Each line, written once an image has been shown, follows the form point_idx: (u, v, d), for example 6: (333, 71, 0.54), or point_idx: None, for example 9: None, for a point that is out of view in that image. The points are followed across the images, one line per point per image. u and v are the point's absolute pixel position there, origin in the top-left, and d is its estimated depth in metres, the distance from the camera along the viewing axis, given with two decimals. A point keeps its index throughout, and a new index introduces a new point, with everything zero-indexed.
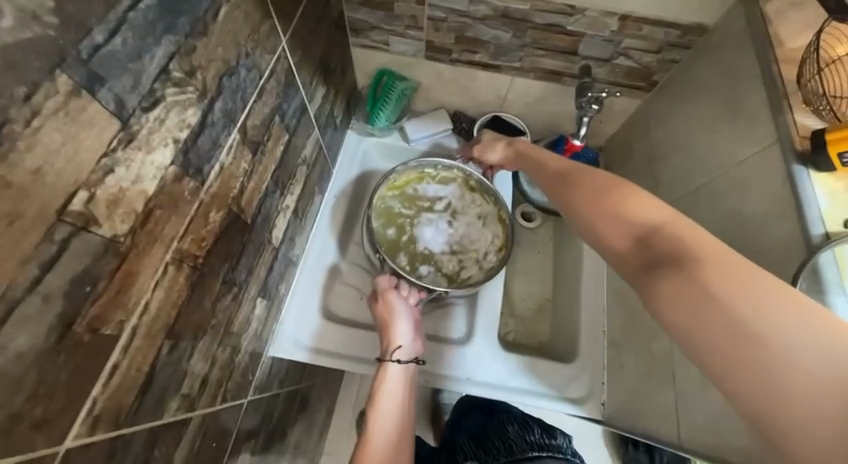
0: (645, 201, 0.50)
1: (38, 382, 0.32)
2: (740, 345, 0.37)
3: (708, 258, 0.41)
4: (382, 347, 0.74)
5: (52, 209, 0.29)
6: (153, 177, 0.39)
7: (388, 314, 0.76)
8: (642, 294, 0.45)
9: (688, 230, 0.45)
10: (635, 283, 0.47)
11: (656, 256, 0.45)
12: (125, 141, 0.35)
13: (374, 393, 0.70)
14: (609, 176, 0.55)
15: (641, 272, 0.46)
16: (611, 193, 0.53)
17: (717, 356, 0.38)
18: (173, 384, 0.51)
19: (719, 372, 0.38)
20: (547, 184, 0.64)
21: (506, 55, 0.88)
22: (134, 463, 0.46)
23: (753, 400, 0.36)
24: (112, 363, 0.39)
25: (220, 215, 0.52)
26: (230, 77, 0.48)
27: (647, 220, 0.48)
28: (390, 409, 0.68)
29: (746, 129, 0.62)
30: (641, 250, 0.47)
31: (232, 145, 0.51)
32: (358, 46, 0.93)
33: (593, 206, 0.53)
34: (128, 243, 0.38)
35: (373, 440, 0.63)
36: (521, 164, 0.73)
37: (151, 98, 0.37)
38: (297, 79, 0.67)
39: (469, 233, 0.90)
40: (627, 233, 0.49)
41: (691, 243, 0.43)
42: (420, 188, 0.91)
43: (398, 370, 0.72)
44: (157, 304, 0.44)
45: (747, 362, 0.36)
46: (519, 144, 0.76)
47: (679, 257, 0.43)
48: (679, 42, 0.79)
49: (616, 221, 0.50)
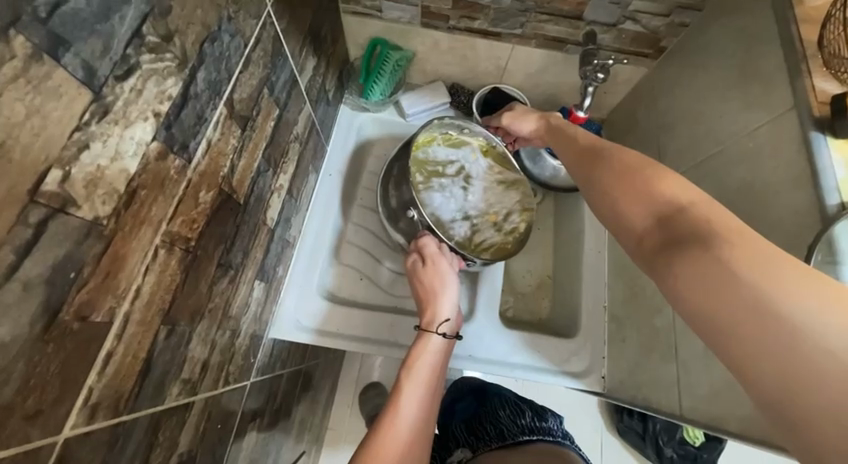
0: (670, 180, 0.49)
1: (28, 373, 0.30)
2: (758, 325, 0.36)
3: (736, 240, 0.40)
4: (427, 318, 0.71)
5: (22, 190, 0.27)
6: (133, 154, 0.36)
7: (437, 281, 0.73)
8: (661, 275, 0.44)
9: (711, 210, 0.44)
10: (654, 264, 0.46)
11: (677, 236, 0.44)
12: (99, 114, 0.32)
13: (410, 361, 0.68)
14: (632, 155, 0.54)
15: (660, 251, 0.45)
16: (634, 171, 0.52)
17: (732, 334, 0.37)
18: (173, 369, 0.50)
19: (736, 355, 0.37)
20: (568, 163, 0.63)
21: (506, 21, 0.83)
22: (139, 448, 0.46)
23: (765, 379, 0.35)
24: (107, 351, 0.38)
25: (210, 195, 0.49)
26: (212, 43, 0.44)
27: (669, 199, 0.47)
28: (423, 382, 0.65)
29: (760, 96, 0.59)
30: (663, 230, 0.46)
31: (219, 120, 0.48)
32: (349, 13, 0.87)
33: (615, 184, 0.52)
34: (113, 226, 0.35)
35: (403, 410, 0.61)
36: (551, 140, 0.70)
37: (125, 65, 0.33)
38: (285, 48, 0.63)
39: (484, 198, 0.88)
40: (650, 213, 0.48)
41: (715, 223, 0.43)
42: (432, 154, 0.88)
43: (439, 343, 0.70)
44: (149, 290, 0.42)
45: (762, 341, 0.36)
46: (553, 118, 0.72)
47: (701, 236, 0.42)
48: (690, 3, 0.74)
49: (638, 199, 0.49)
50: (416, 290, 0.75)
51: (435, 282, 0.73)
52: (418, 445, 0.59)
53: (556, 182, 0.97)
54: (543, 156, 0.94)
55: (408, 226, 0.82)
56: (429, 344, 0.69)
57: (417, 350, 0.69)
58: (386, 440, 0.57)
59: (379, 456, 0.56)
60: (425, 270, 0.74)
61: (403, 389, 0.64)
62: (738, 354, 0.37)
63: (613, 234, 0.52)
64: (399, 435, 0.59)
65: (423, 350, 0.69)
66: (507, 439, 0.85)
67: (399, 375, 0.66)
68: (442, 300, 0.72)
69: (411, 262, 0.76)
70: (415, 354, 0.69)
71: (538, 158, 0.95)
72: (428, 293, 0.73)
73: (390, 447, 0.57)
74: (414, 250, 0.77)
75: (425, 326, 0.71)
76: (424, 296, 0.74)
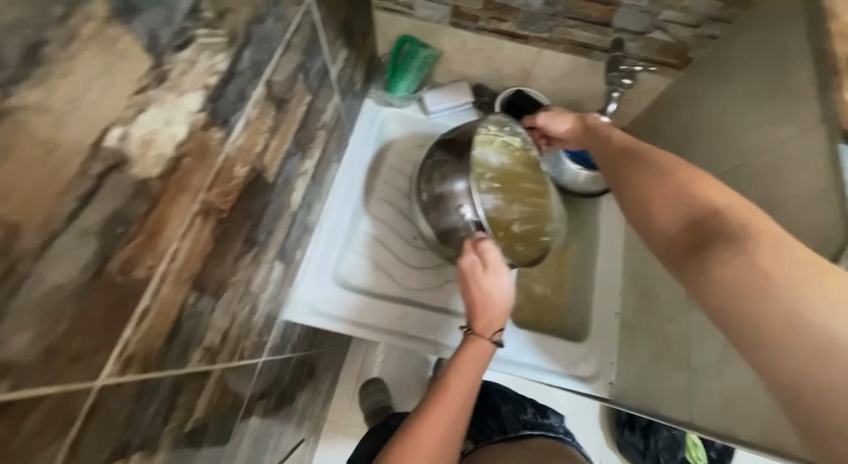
0: (704, 184, 0.50)
1: (74, 318, 0.32)
2: (796, 334, 0.38)
3: (769, 241, 0.42)
4: (479, 326, 0.67)
5: (87, 142, 0.29)
6: (183, 121, 0.38)
7: (498, 291, 0.67)
8: (691, 274, 0.46)
9: (747, 213, 0.46)
10: (684, 263, 0.47)
11: (709, 236, 0.46)
12: (157, 80, 0.34)
13: (457, 359, 0.65)
14: (666, 157, 0.56)
15: (690, 251, 0.47)
16: (669, 174, 0.53)
17: (767, 339, 0.39)
18: (196, 336, 0.52)
19: (762, 354, 0.40)
20: (603, 161, 0.63)
21: (535, 24, 0.85)
22: (160, 407, 0.48)
23: (790, 377, 0.38)
24: (142, 308, 0.40)
25: (244, 170, 0.52)
26: (259, 24, 0.46)
27: (703, 202, 0.49)
28: (473, 387, 0.63)
29: (788, 108, 0.60)
30: (695, 232, 0.48)
31: (258, 99, 0.50)
32: (381, 9, 0.89)
33: (648, 186, 0.54)
34: (159, 188, 0.38)
35: (447, 404, 0.60)
36: (588, 139, 0.71)
37: (183, 37, 0.35)
38: (321, 36, 0.65)
39: (529, 198, 0.84)
40: (679, 214, 0.50)
41: (751, 227, 0.44)
42: (482, 151, 0.81)
43: (484, 348, 0.67)
44: (184, 254, 0.44)
45: (798, 348, 0.38)
46: (590, 118, 0.73)
47: (735, 237, 0.44)
48: (720, 15, 0.75)
49: (670, 202, 0.51)
50: (469, 293, 0.68)
51: (494, 290, 0.68)
52: (452, 437, 0.60)
53: (574, 187, 0.95)
54: (563, 159, 0.94)
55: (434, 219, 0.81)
56: (479, 348, 0.66)
57: (471, 352, 0.66)
58: (425, 432, 0.58)
59: (420, 445, 0.57)
60: (486, 277, 0.67)
61: (449, 384, 0.62)
62: (762, 353, 0.40)
63: (639, 234, 0.54)
64: (437, 428, 0.59)
65: (477, 354, 0.66)
66: (509, 432, 0.85)
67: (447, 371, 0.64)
68: (499, 309, 0.68)
69: (469, 264, 0.68)
70: (463, 354, 0.66)
71: (558, 162, 0.94)
72: (485, 299, 0.67)
73: (428, 438, 0.58)
74: (471, 250, 0.69)
75: (474, 331, 0.67)
76: (477, 301, 0.68)
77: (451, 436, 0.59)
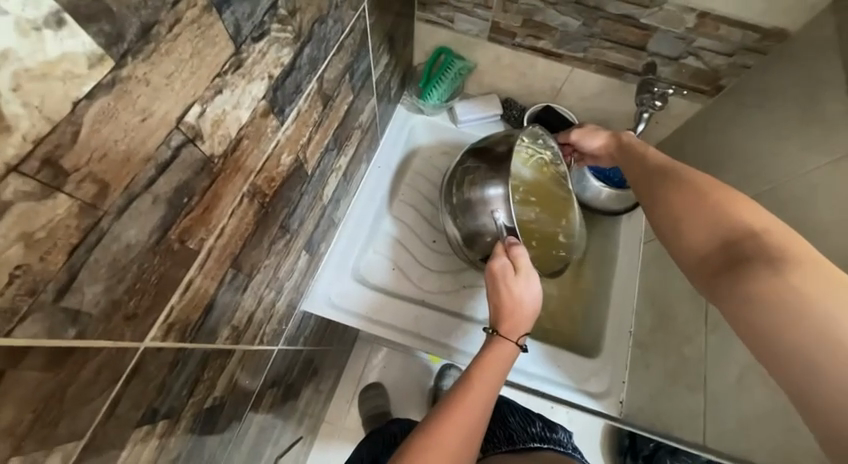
0: (744, 207, 0.52)
1: (136, 277, 0.35)
2: (833, 359, 0.38)
3: (809, 265, 0.43)
4: (505, 329, 0.68)
5: (172, 116, 0.32)
6: (248, 106, 0.41)
7: (527, 296, 0.69)
8: (727, 292, 0.47)
9: (785, 236, 0.46)
10: (719, 281, 0.48)
11: (745, 256, 0.47)
12: (234, 66, 0.37)
13: (481, 359, 0.66)
14: (705, 179, 0.57)
15: (726, 270, 0.48)
16: (707, 194, 0.55)
17: (801, 362, 0.39)
18: (227, 313, 0.54)
19: (797, 374, 0.40)
20: (638, 178, 0.65)
21: (570, 44, 0.87)
22: (189, 378, 0.50)
23: (827, 400, 0.38)
24: (189, 278, 0.42)
25: (289, 159, 0.54)
26: (321, 24, 0.50)
27: (739, 223, 0.50)
28: (488, 395, 0.62)
29: (822, 140, 0.61)
30: (729, 252, 0.49)
31: (310, 93, 0.53)
32: (422, 20, 0.93)
33: (685, 205, 0.55)
34: (220, 165, 0.40)
35: (468, 403, 0.60)
36: (622, 156, 0.72)
37: (260, 29, 0.39)
38: (369, 41, 0.68)
39: (556, 211, 0.85)
40: (716, 234, 0.51)
41: (789, 250, 0.45)
42: (525, 154, 0.83)
43: (507, 352, 0.67)
44: (229, 231, 0.46)
45: (833, 374, 0.38)
46: (624, 136, 0.74)
47: (774, 259, 0.45)
48: (755, 47, 0.76)
49: (707, 223, 0.53)
50: (497, 295, 0.70)
51: (523, 294, 0.69)
52: (471, 438, 0.59)
53: (596, 204, 0.96)
54: (587, 177, 0.94)
55: (464, 223, 0.83)
56: (501, 351, 0.67)
57: (494, 354, 0.67)
58: (445, 428, 0.58)
59: (439, 442, 0.56)
60: (517, 281, 0.68)
61: (471, 383, 0.62)
62: (798, 374, 0.40)
63: (672, 253, 0.56)
64: (457, 427, 0.58)
65: (500, 357, 0.66)
66: (517, 444, 0.84)
67: (470, 371, 0.64)
68: (526, 314, 0.69)
69: (501, 267, 0.70)
70: (487, 355, 0.66)
71: (583, 180, 0.94)
72: (513, 304, 0.69)
73: (447, 435, 0.57)
74: (504, 254, 0.71)
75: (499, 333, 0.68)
76: (505, 305, 0.69)
77: (471, 436, 0.59)
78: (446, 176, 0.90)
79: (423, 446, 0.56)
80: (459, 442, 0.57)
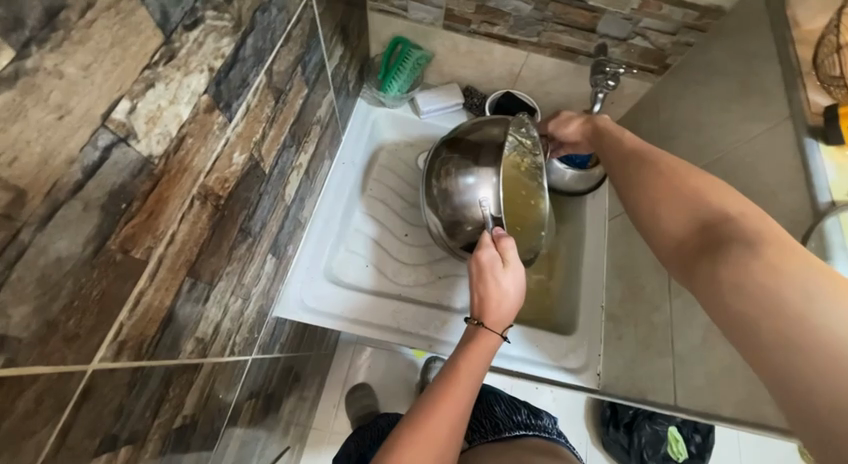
0: (716, 189, 0.54)
1: (74, 293, 0.32)
2: (797, 330, 0.40)
3: (780, 245, 0.45)
4: (490, 321, 0.69)
5: (96, 112, 0.29)
6: (187, 102, 0.38)
7: (512, 288, 0.70)
8: (702, 271, 0.49)
9: (757, 218, 0.49)
10: (695, 262, 0.51)
11: (721, 237, 0.50)
12: (166, 57, 0.34)
13: (469, 353, 0.66)
14: (678, 161, 0.60)
15: (702, 250, 0.51)
16: (679, 177, 0.57)
17: (770, 334, 0.42)
18: (190, 325, 0.51)
19: (765, 344, 0.42)
20: (615, 164, 0.67)
21: (524, 28, 0.88)
22: (152, 398, 0.47)
23: (789, 366, 0.40)
24: (139, 291, 0.39)
25: (243, 158, 0.52)
26: (262, 13, 0.47)
27: (713, 205, 0.53)
28: (473, 389, 0.62)
29: (759, 108, 0.65)
30: (704, 232, 0.52)
31: (259, 86, 0.51)
32: (375, 10, 0.91)
33: (659, 187, 0.58)
34: (162, 167, 0.37)
35: (455, 392, 0.60)
36: (598, 140, 0.74)
37: (193, 16, 0.36)
38: (320, 31, 0.66)
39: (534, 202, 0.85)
40: (690, 216, 0.54)
41: (762, 231, 0.47)
42: (512, 144, 0.82)
43: (493, 345, 0.68)
44: (182, 238, 0.44)
45: (796, 343, 0.40)
46: (600, 120, 0.75)
47: (746, 239, 0.47)
48: (695, 24, 0.81)
49: (682, 205, 0.55)
50: (484, 287, 0.70)
51: (510, 287, 0.70)
52: (459, 430, 0.58)
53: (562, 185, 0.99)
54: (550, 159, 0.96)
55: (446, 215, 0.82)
56: (489, 345, 0.67)
57: (481, 348, 0.67)
58: (433, 420, 0.57)
59: (427, 436, 0.56)
60: (505, 273, 0.69)
61: (458, 375, 0.62)
62: (766, 345, 0.42)
63: (650, 237, 0.58)
64: (445, 420, 0.58)
65: (486, 350, 0.67)
66: (503, 432, 0.85)
67: (458, 364, 0.64)
68: (511, 307, 0.70)
69: (490, 258, 0.70)
70: (476, 349, 0.66)
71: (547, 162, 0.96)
72: (499, 295, 0.69)
73: (436, 427, 0.57)
74: (493, 246, 0.72)
75: (484, 325, 0.68)
76: (491, 296, 0.69)
77: (457, 427, 0.58)
78: (424, 169, 0.89)
79: (411, 439, 0.55)
80: (447, 435, 0.57)
